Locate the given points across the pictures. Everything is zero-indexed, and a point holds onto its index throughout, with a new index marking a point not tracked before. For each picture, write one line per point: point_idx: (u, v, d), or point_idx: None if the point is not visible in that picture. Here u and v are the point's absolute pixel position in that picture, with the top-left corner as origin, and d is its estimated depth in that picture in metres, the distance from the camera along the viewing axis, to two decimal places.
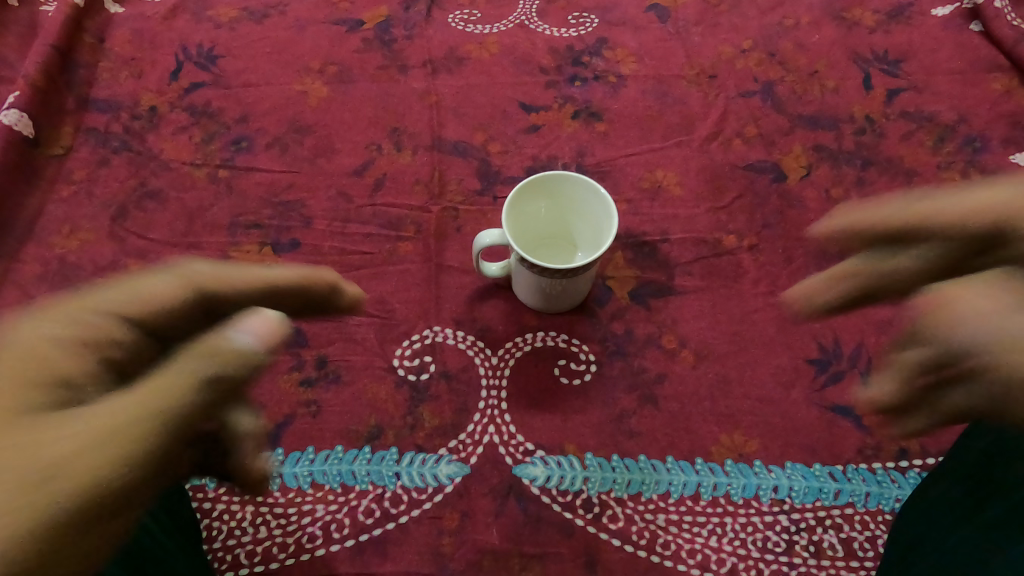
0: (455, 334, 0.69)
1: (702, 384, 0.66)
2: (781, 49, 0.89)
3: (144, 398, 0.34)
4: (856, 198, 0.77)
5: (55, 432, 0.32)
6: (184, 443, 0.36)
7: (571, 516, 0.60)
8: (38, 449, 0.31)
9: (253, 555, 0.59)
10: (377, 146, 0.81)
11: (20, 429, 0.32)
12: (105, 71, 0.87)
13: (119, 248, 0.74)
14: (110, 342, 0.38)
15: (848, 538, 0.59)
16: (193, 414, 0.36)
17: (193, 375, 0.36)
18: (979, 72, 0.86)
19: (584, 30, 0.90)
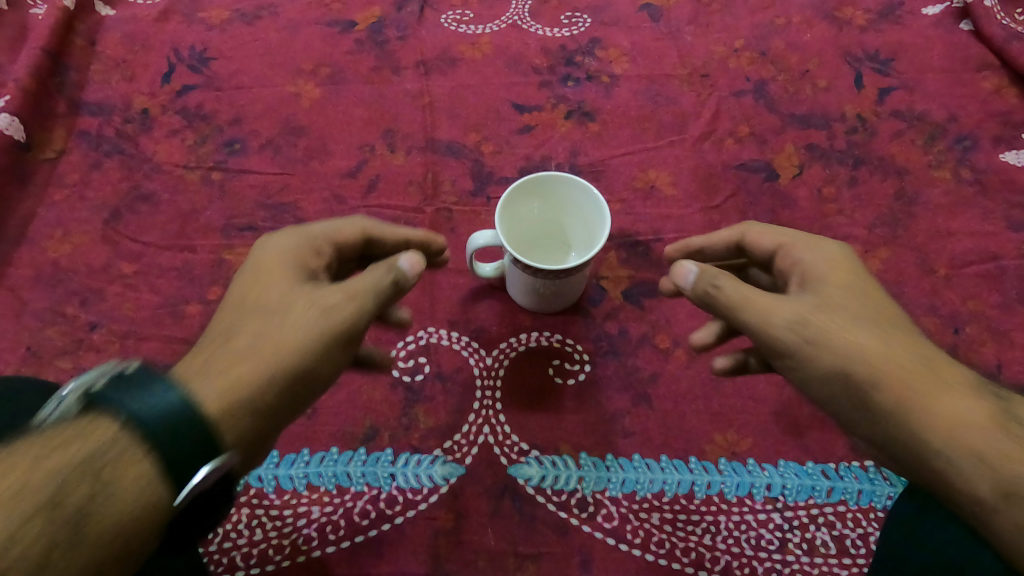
0: (450, 335, 0.69)
1: (695, 383, 0.67)
2: (773, 48, 0.89)
3: (337, 288, 0.47)
4: (848, 197, 0.78)
5: (283, 309, 0.46)
6: (361, 331, 0.47)
7: (566, 516, 0.60)
8: (273, 321, 0.45)
9: (249, 557, 0.59)
10: (371, 147, 0.81)
11: (268, 303, 0.46)
12: (97, 74, 0.87)
13: (112, 251, 0.74)
14: (318, 256, 0.51)
15: (841, 535, 0.60)
16: (362, 309, 0.47)
17: (370, 282, 0.47)
18: (969, 70, 0.86)
19: (576, 30, 0.90)
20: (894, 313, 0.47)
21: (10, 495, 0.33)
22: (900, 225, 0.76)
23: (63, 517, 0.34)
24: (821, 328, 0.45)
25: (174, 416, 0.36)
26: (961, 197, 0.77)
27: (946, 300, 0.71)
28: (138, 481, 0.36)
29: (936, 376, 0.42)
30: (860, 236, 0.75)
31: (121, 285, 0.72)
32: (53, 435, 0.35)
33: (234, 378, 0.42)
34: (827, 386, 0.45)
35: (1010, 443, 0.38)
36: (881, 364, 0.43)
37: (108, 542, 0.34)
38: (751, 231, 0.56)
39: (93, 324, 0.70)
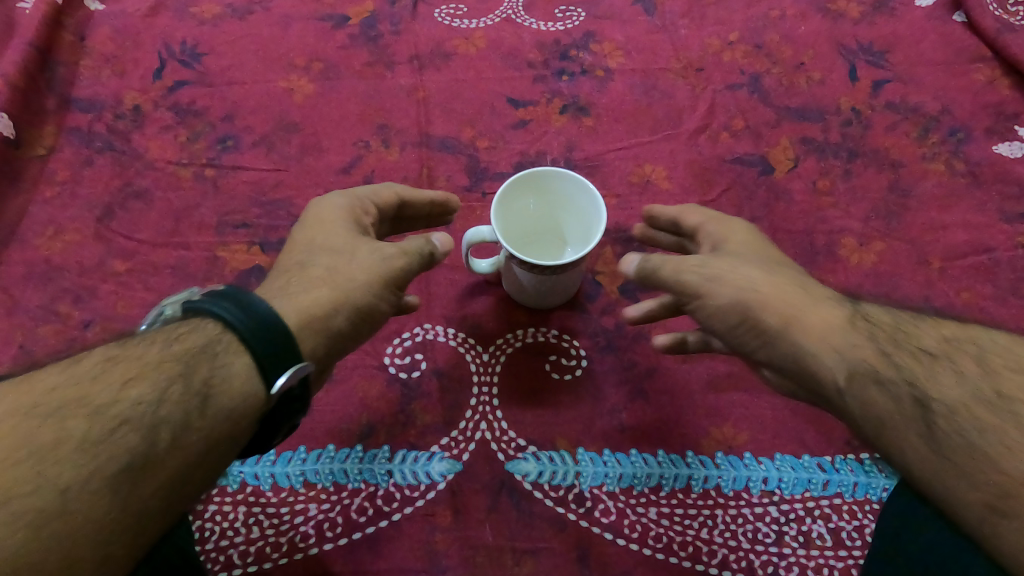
0: (446, 332, 0.69)
1: (692, 377, 0.67)
2: (768, 41, 0.89)
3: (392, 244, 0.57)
4: (843, 190, 0.78)
5: (347, 250, 0.55)
6: (406, 284, 0.57)
7: (564, 511, 0.60)
8: (339, 260, 0.55)
9: (246, 555, 0.58)
10: (365, 143, 0.81)
11: (333, 246, 0.55)
12: (87, 69, 0.86)
13: (105, 249, 0.74)
14: (367, 213, 0.60)
15: (837, 528, 0.60)
16: (410, 263, 0.57)
17: (415, 245, 0.57)
18: (962, 62, 0.86)
19: (571, 24, 0.90)
20: (771, 257, 0.55)
21: (161, 368, 0.43)
22: (894, 218, 0.76)
23: (192, 389, 0.43)
24: (721, 271, 0.52)
25: (264, 318, 0.47)
26: (955, 189, 0.77)
27: (940, 293, 0.71)
28: (243, 366, 0.46)
29: (804, 295, 0.50)
30: (855, 229, 0.75)
31: (114, 283, 0.72)
32: (174, 335, 0.46)
33: (310, 303, 0.51)
34: (727, 319, 0.52)
35: (855, 337, 0.47)
36: (765, 292, 0.50)
37: (227, 410, 0.44)
38: (688, 211, 0.61)
39: (87, 322, 0.70)
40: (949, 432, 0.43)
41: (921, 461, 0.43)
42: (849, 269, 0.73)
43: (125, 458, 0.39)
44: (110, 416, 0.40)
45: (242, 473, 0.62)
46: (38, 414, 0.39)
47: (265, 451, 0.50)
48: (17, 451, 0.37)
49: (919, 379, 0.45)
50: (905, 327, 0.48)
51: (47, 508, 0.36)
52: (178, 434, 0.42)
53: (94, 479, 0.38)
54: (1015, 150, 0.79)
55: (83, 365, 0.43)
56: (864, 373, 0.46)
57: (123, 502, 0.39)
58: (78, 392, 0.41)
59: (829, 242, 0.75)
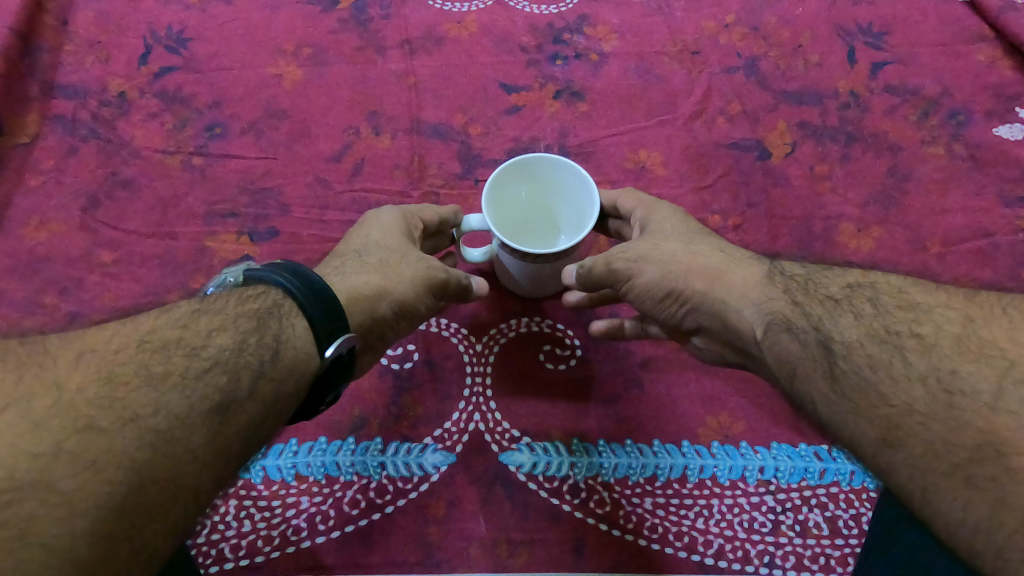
0: (438, 322, 0.68)
1: (687, 365, 0.66)
2: (765, 23, 0.87)
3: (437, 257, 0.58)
4: (841, 174, 0.77)
5: (398, 255, 0.57)
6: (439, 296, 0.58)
7: (558, 502, 0.60)
8: (390, 260, 0.56)
9: (237, 548, 0.58)
10: (355, 130, 0.80)
11: (386, 249, 0.57)
12: (70, 55, 0.85)
13: (92, 239, 0.73)
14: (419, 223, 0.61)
15: (833, 516, 0.59)
16: (451, 278, 0.57)
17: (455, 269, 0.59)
18: (963, 43, 0.85)
19: (564, 6, 0.88)
20: (702, 230, 0.59)
21: (239, 321, 0.45)
22: (892, 203, 0.75)
23: (265, 342, 0.45)
24: (645, 247, 0.56)
25: (319, 288, 0.49)
26: (954, 172, 0.76)
27: (939, 279, 0.70)
28: (303, 329, 0.48)
29: (723, 260, 0.54)
30: (853, 215, 0.74)
31: (101, 274, 0.71)
32: (245, 296, 0.48)
33: (358, 285, 0.53)
34: (654, 293, 0.55)
35: (770, 293, 0.50)
36: (685, 259, 0.54)
37: (293, 366, 0.46)
38: (620, 198, 0.63)
39: (73, 314, 0.68)
40: (844, 370, 0.43)
41: (822, 402, 0.44)
42: (848, 254, 0.72)
43: (215, 397, 0.41)
44: (204, 357, 0.42)
45: None
46: (146, 348, 0.41)
47: (309, 417, 0.51)
48: (133, 378, 0.40)
49: (822, 323, 0.46)
50: (816, 279, 0.49)
51: (159, 432, 0.38)
52: (256, 382, 0.43)
53: (194, 411, 0.40)
54: (1016, 131, 0.78)
55: (174, 312, 0.45)
56: (776, 325, 0.48)
57: (214, 438, 0.40)
58: (175, 334, 0.43)
59: (827, 228, 0.74)
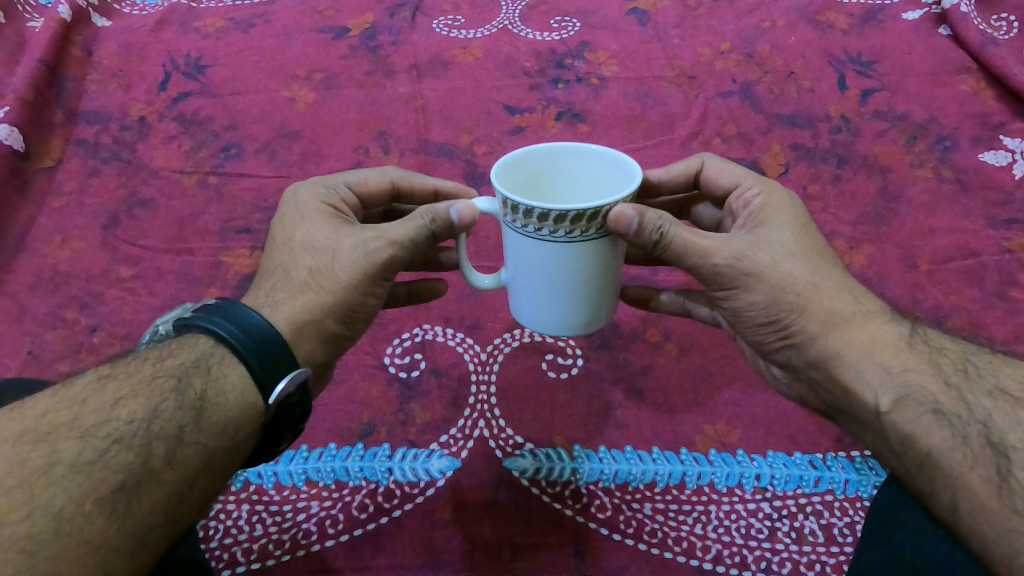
0: (444, 332, 0.74)
1: (684, 375, 0.70)
2: (758, 51, 0.92)
3: (378, 229, 0.52)
4: (833, 194, 0.79)
5: (330, 245, 0.52)
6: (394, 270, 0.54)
7: (560, 507, 0.60)
8: (322, 259, 0.52)
9: (249, 553, 0.57)
10: (365, 150, 0.82)
11: (315, 243, 0.52)
12: (94, 84, 0.90)
13: (111, 255, 0.74)
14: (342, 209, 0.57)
15: (828, 524, 0.58)
16: (402, 251, 0.52)
17: (405, 232, 0.52)
18: (948, 73, 0.88)
19: (565, 34, 0.95)
20: (830, 247, 0.52)
21: (154, 383, 0.41)
22: (883, 222, 0.76)
23: (187, 403, 0.41)
24: (760, 263, 0.49)
25: (262, 330, 0.45)
26: (942, 194, 0.78)
27: (929, 292, 0.70)
28: (238, 378, 0.44)
29: (858, 305, 0.48)
30: (845, 232, 0.75)
31: (120, 288, 0.71)
32: (165, 352, 0.44)
33: (296, 311, 0.49)
34: (757, 315, 0.50)
35: (912, 361, 0.45)
36: (809, 292, 0.48)
37: (223, 423, 0.42)
38: (710, 164, 0.61)
39: (93, 328, 0.68)
40: (1016, 479, 0.38)
41: (968, 500, 0.39)
42: None
43: (119, 477, 0.36)
44: (102, 436, 0.37)
45: (245, 472, 0.62)
46: (28, 440, 0.36)
47: (270, 458, 0.48)
48: (7, 480, 0.34)
49: (989, 419, 0.41)
50: (979, 365, 0.45)
51: (37, 533, 0.33)
52: (174, 449, 0.39)
53: (89, 498, 0.35)
54: (1001, 158, 0.80)
55: (74, 388, 0.40)
56: (915, 399, 0.43)
57: (118, 523, 0.35)
58: (70, 415, 0.38)
59: None
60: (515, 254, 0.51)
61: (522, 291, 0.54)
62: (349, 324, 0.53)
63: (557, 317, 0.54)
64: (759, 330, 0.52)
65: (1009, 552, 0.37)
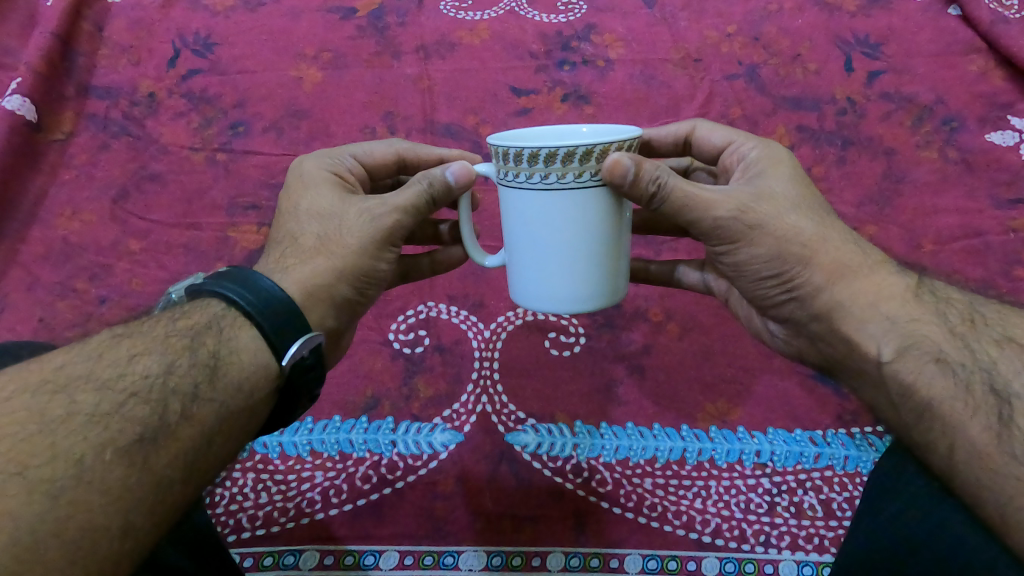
0: (449, 310, 0.74)
1: (686, 354, 0.70)
2: (765, 33, 0.91)
3: (382, 197, 0.53)
4: (837, 176, 0.79)
5: (337, 213, 0.53)
6: (401, 236, 0.54)
7: (561, 480, 0.61)
8: (329, 224, 0.52)
9: (254, 519, 0.58)
10: (372, 129, 0.84)
11: (321, 211, 0.53)
12: (104, 60, 0.91)
13: (120, 229, 0.75)
14: (350, 182, 0.58)
15: (828, 499, 0.59)
16: (406, 217, 0.53)
17: (408, 197, 0.53)
18: (957, 54, 0.88)
19: (572, 16, 0.94)
20: (821, 197, 0.52)
21: (167, 343, 0.42)
22: (887, 203, 0.76)
23: (200, 360, 0.42)
24: (763, 215, 0.49)
25: (273, 296, 0.45)
26: (947, 175, 0.78)
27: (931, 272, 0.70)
28: (250, 340, 0.44)
29: (864, 257, 0.48)
30: (849, 214, 0.76)
31: (129, 261, 0.73)
32: (178, 315, 0.45)
33: (307, 276, 0.50)
34: (760, 269, 0.50)
35: (918, 311, 0.45)
36: (815, 244, 0.48)
37: (237, 383, 0.42)
38: (702, 126, 0.63)
39: (103, 299, 0.70)
40: (1017, 427, 0.38)
41: (966, 448, 0.39)
42: None
43: (138, 430, 0.36)
44: (120, 390, 0.38)
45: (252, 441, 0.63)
46: (47, 389, 0.36)
47: (288, 424, 0.49)
48: (27, 425, 0.34)
49: (993, 367, 0.41)
50: (986, 315, 0.45)
51: (60, 476, 0.33)
52: (190, 406, 0.40)
53: (110, 448, 0.35)
54: (1008, 138, 0.80)
55: (90, 345, 0.41)
56: (919, 348, 0.43)
57: (138, 473, 0.35)
58: (87, 370, 0.38)
59: None
60: (516, 221, 0.50)
61: (524, 265, 0.52)
62: (360, 289, 0.53)
63: (564, 293, 0.52)
64: (762, 284, 0.52)
65: (1003, 498, 0.37)
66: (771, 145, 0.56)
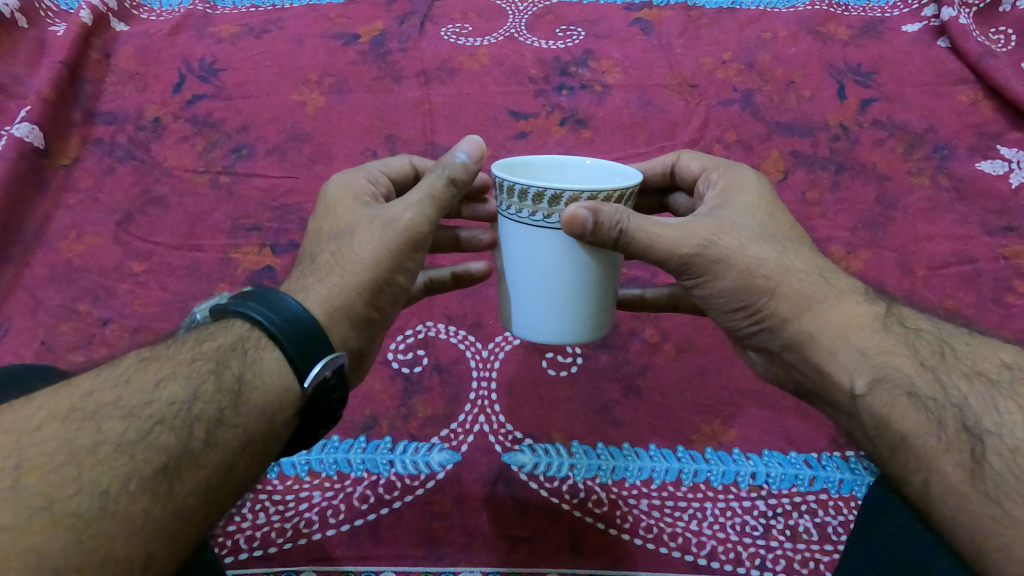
0: (447, 330, 0.75)
1: (682, 375, 0.71)
2: (759, 60, 0.93)
3: (397, 206, 0.53)
4: (831, 201, 0.80)
5: (352, 228, 0.54)
6: (422, 240, 0.54)
7: (557, 501, 0.61)
8: (344, 240, 0.53)
9: (252, 540, 0.58)
10: (373, 152, 0.85)
11: (338, 230, 0.54)
12: (111, 86, 0.93)
13: (124, 251, 0.77)
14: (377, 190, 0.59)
15: (823, 522, 0.59)
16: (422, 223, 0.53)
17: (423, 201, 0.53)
18: (947, 84, 0.89)
19: (570, 43, 0.96)
20: (785, 222, 0.53)
21: (193, 366, 0.42)
22: (880, 228, 0.78)
23: (225, 385, 0.42)
24: (727, 248, 0.50)
25: (298, 318, 0.46)
26: (939, 202, 0.79)
27: (924, 297, 0.71)
28: (275, 362, 0.45)
29: (829, 288, 0.49)
30: (843, 238, 0.77)
31: (132, 283, 0.74)
32: (203, 336, 0.45)
33: (323, 294, 0.50)
34: (728, 300, 0.52)
35: (884, 342, 0.46)
36: (778, 276, 0.49)
37: (260, 407, 0.43)
38: (684, 156, 0.64)
39: (105, 320, 0.71)
40: (989, 464, 0.38)
41: (940, 484, 0.39)
42: None
43: (163, 458, 0.37)
44: (145, 417, 0.38)
45: None
46: (76, 418, 0.37)
47: (310, 445, 0.49)
48: (56, 455, 0.34)
49: (965, 402, 0.41)
50: (956, 348, 0.46)
51: (84, 510, 0.33)
52: (214, 432, 0.40)
53: (135, 478, 0.35)
54: (998, 166, 0.81)
55: (118, 368, 0.41)
56: (891, 382, 0.44)
57: (162, 503, 0.36)
58: (115, 395, 0.39)
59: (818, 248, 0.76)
60: (513, 250, 0.51)
61: (525, 293, 0.52)
62: (384, 295, 0.54)
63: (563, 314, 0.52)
64: (732, 315, 0.53)
65: (975, 534, 0.37)
66: (730, 173, 0.58)
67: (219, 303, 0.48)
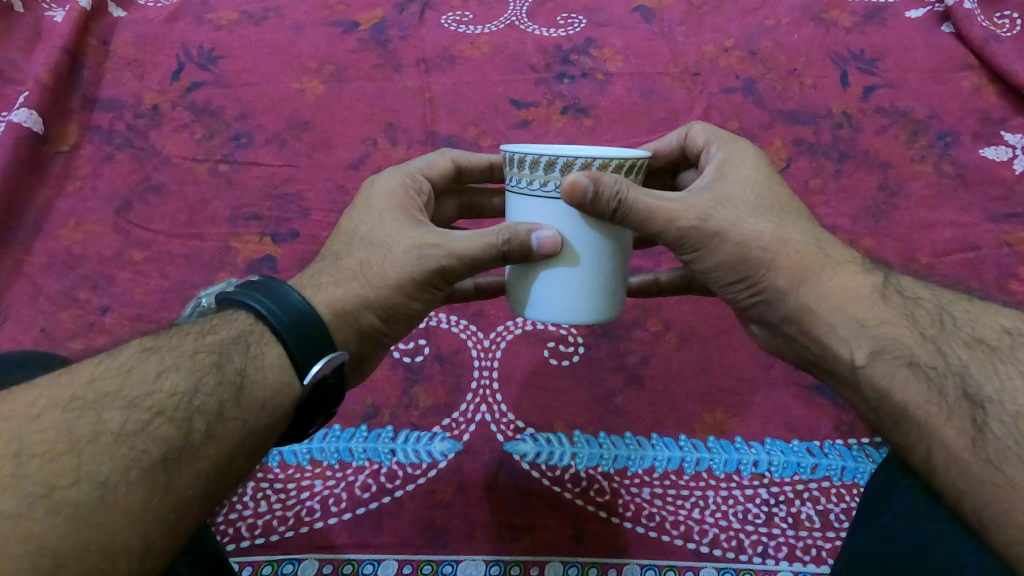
0: (448, 319, 0.74)
1: (684, 364, 0.71)
2: (761, 48, 0.93)
3: (440, 237, 0.51)
4: (833, 189, 0.80)
5: (388, 243, 0.52)
6: (452, 279, 0.53)
7: (559, 490, 0.61)
8: (375, 254, 0.52)
9: (254, 528, 0.59)
10: (373, 141, 0.84)
11: (374, 239, 0.53)
12: (110, 73, 0.92)
13: (123, 240, 0.76)
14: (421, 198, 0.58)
15: (825, 510, 0.59)
16: (460, 265, 0.51)
17: (470, 241, 0.50)
18: (951, 70, 0.89)
19: (571, 30, 0.96)
20: (782, 194, 0.52)
21: (195, 359, 0.42)
22: (883, 216, 0.77)
23: (226, 378, 0.42)
24: (724, 220, 0.49)
25: (301, 314, 0.46)
26: (943, 189, 0.79)
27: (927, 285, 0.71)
28: (276, 357, 0.45)
29: (827, 259, 0.49)
30: (845, 226, 0.77)
31: (132, 271, 0.74)
32: (207, 328, 0.45)
33: (337, 299, 0.50)
34: (725, 274, 0.51)
35: (885, 312, 0.45)
36: (775, 247, 0.48)
37: (261, 401, 0.43)
38: (693, 127, 0.62)
39: (105, 308, 0.71)
40: (990, 430, 0.38)
41: (943, 454, 0.39)
42: None
43: (162, 450, 0.37)
44: (146, 408, 0.38)
45: None
46: (77, 406, 0.36)
47: (301, 440, 0.49)
48: (55, 444, 0.34)
49: (965, 369, 0.41)
50: (955, 315, 0.45)
51: (82, 500, 0.33)
52: (214, 425, 0.40)
53: (135, 468, 0.35)
54: (1002, 153, 0.81)
55: (121, 357, 0.41)
56: (891, 353, 0.43)
57: (160, 495, 0.35)
58: (116, 385, 0.38)
59: None
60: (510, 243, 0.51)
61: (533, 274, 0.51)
62: (395, 320, 0.53)
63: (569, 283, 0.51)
64: (729, 289, 0.52)
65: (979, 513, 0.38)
66: (729, 145, 0.56)
67: (226, 292, 0.48)
